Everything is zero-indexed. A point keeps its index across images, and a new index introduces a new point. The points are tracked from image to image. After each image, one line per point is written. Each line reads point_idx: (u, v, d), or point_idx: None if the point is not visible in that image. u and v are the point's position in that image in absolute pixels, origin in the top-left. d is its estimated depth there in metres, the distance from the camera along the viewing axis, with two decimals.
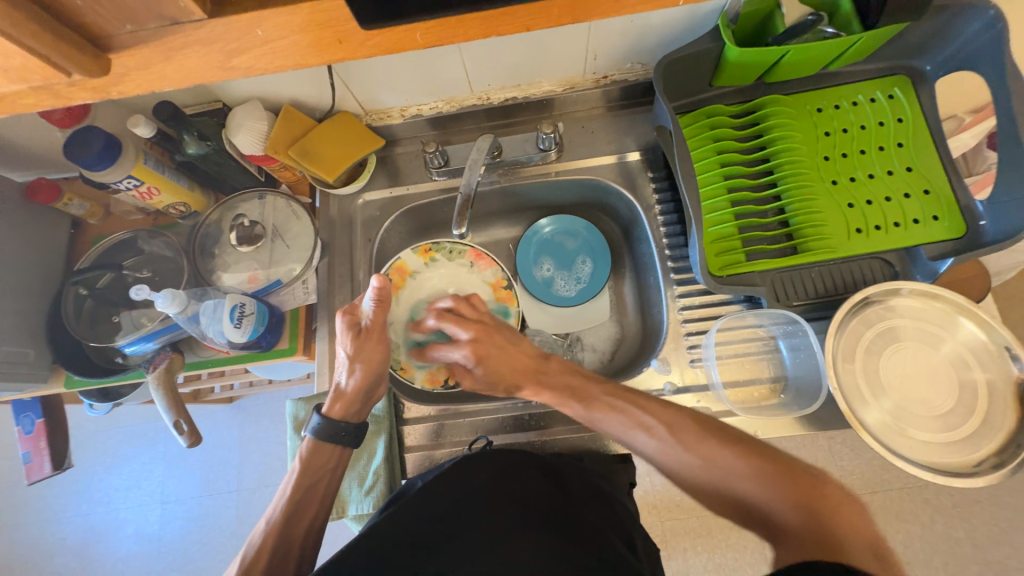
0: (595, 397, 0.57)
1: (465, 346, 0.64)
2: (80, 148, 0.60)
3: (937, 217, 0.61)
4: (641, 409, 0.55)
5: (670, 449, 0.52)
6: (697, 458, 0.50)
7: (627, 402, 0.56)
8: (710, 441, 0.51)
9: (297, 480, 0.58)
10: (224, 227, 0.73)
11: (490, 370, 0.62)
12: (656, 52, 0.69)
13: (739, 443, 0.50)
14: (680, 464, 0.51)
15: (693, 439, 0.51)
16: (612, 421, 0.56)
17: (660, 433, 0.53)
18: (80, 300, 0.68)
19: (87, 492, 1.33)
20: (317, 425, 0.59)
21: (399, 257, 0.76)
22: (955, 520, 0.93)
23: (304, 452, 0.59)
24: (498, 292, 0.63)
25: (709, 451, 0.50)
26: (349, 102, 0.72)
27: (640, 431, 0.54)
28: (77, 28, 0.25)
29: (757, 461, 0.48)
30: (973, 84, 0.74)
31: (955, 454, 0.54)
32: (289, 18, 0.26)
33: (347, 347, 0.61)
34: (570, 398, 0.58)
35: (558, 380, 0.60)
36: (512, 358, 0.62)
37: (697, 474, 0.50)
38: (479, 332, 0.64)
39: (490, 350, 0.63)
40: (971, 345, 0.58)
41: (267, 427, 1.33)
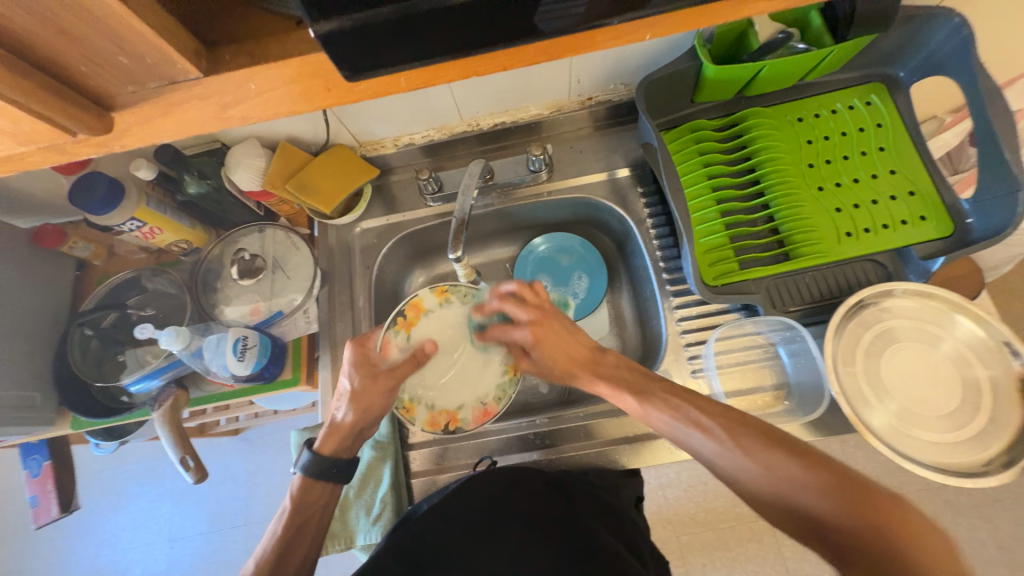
0: (654, 394, 0.53)
1: (524, 330, 0.61)
2: (85, 193, 0.62)
3: (925, 218, 0.62)
4: (700, 410, 0.50)
5: (727, 454, 0.46)
6: (759, 468, 0.44)
7: (685, 402, 0.51)
8: (777, 451, 0.44)
9: (289, 517, 0.57)
10: (225, 261, 0.74)
11: (547, 355, 0.61)
12: (638, 72, 0.71)
13: (807, 456, 0.43)
14: (742, 473, 0.45)
15: (756, 446, 0.45)
16: (666, 419, 0.52)
17: (717, 434, 0.47)
18: (85, 341, 0.69)
19: (93, 534, 1.31)
20: (307, 462, 0.58)
21: (416, 294, 0.70)
22: (976, 521, 0.91)
23: (294, 489, 0.59)
24: (535, 307, 0.61)
25: (774, 460, 0.44)
26: (344, 135, 0.75)
27: (695, 431, 0.49)
28: (82, 92, 0.27)
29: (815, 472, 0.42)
30: (949, 86, 0.76)
31: (964, 454, 0.54)
32: (280, 72, 0.27)
33: (352, 378, 0.61)
34: (627, 392, 0.55)
35: (616, 371, 0.57)
36: (569, 345, 0.60)
37: (762, 488, 0.44)
38: (541, 317, 0.61)
39: (549, 334, 0.60)
40: (970, 342, 0.58)
41: (273, 457, 1.32)
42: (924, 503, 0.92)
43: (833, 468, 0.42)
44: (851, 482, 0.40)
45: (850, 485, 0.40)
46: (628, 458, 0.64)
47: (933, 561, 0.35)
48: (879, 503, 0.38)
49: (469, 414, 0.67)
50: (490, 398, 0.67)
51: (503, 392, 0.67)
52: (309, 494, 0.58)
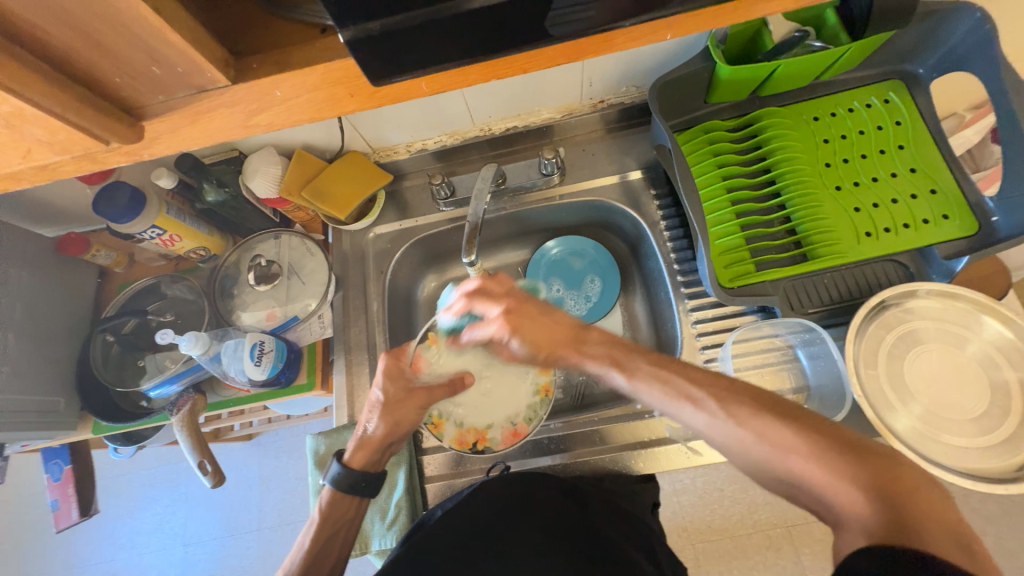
0: (638, 368, 0.49)
1: (498, 321, 0.56)
2: (108, 202, 0.63)
3: (947, 216, 0.61)
4: (689, 381, 0.46)
5: (719, 425, 0.43)
6: (753, 437, 0.41)
7: (672, 372, 0.47)
8: (769, 417, 0.41)
9: (317, 530, 0.57)
10: (242, 267, 0.75)
11: (529, 341, 0.55)
12: (650, 74, 0.71)
13: (800, 420, 0.40)
14: (736, 444, 0.42)
15: (747, 414, 0.42)
16: (655, 394, 0.47)
17: (709, 406, 0.44)
18: (107, 347, 0.70)
19: (111, 537, 1.33)
20: (337, 474, 0.59)
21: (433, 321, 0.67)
22: (1005, 530, 0.88)
23: (323, 503, 0.59)
24: (503, 295, 0.57)
25: (767, 428, 0.41)
26: (358, 141, 0.76)
27: (686, 405, 0.45)
28: (114, 102, 0.27)
29: (805, 434, 0.39)
30: (968, 83, 0.75)
31: (995, 459, 0.52)
32: (304, 78, 0.28)
33: (384, 388, 0.61)
34: (613, 368, 0.50)
35: (600, 347, 0.52)
36: (549, 328, 0.55)
37: (754, 458, 0.41)
38: (512, 304, 0.56)
39: (524, 321, 0.55)
40: (997, 343, 0.56)
41: (286, 462, 1.33)
42: None
43: (825, 429, 0.40)
44: (843, 443, 0.38)
45: (842, 444, 0.38)
46: (644, 464, 0.63)
47: (928, 517, 0.34)
48: (867, 457, 0.37)
49: (498, 433, 0.68)
50: (520, 419, 0.68)
51: (533, 413, 0.68)
52: (338, 508, 0.58)
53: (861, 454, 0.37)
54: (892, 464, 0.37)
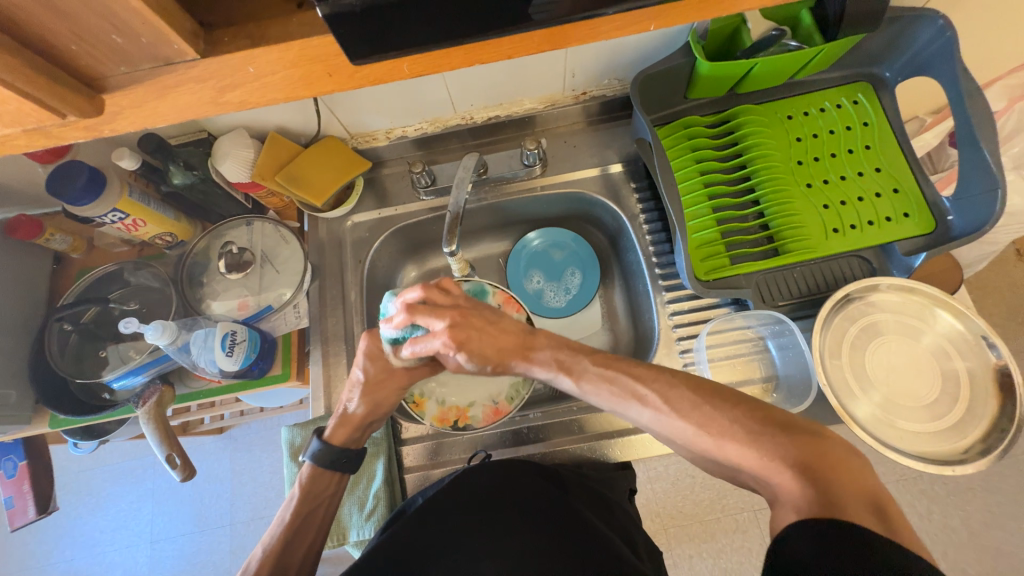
0: (585, 370, 0.51)
1: (442, 335, 0.53)
2: (64, 182, 0.59)
3: (908, 214, 0.64)
4: (634, 378, 0.49)
5: (663, 417, 0.45)
6: (693, 427, 0.43)
7: (617, 371, 0.50)
8: (705, 407, 0.44)
9: (297, 505, 0.56)
10: (212, 255, 0.72)
11: (475, 354, 0.54)
12: (632, 68, 0.71)
13: (738, 405, 0.43)
14: (677, 433, 0.44)
15: (686, 407, 0.44)
16: (603, 393, 0.50)
17: (652, 401, 0.46)
18: (64, 336, 0.66)
19: (71, 536, 1.27)
20: (317, 450, 0.58)
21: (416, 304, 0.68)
22: (951, 509, 0.94)
23: (305, 478, 0.58)
24: (448, 307, 0.55)
25: (704, 419, 0.43)
26: (334, 126, 0.73)
27: (631, 402, 0.48)
28: (73, 71, 0.26)
29: (746, 417, 0.42)
30: (931, 87, 0.79)
31: (944, 442, 0.56)
32: (279, 55, 0.27)
33: (365, 369, 0.61)
34: (560, 372, 0.53)
35: (547, 353, 0.54)
36: (497, 337, 0.55)
37: (697, 447, 0.44)
38: (456, 316, 0.54)
39: (471, 334, 0.54)
40: (950, 335, 0.60)
41: (260, 456, 1.30)
42: (902, 493, 0.94)
43: (761, 414, 0.42)
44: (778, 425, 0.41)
45: (777, 424, 0.41)
46: (620, 451, 0.65)
47: (869, 493, 0.36)
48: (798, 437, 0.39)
49: (479, 411, 0.67)
50: (502, 398, 0.68)
51: (516, 392, 0.68)
52: (320, 482, 0.57)
53: (793, 433, 0.40)
54: (821, 443, 0.39)
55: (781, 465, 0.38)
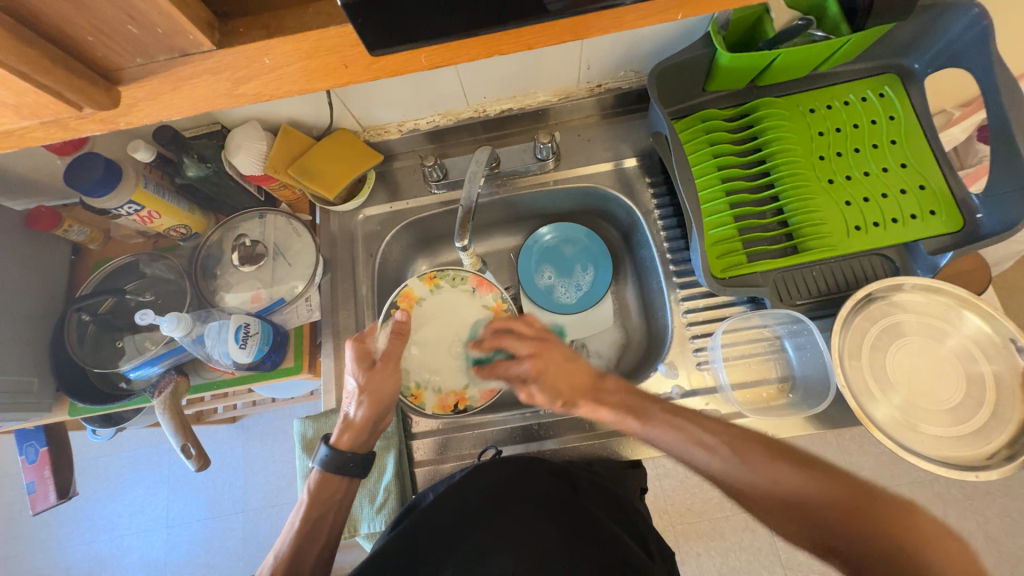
0: (654, 415, 0.55)
1: (526, 361, 0.63)
2: (81, 173, 0.60)
3: (934, 212, 0.62)
4: (703, 429, 0.53)
5: (734, 468, 0.49)
6: (768, 481, 0.48)
7: (685, 420, 0.54)
8: (781, 464, 0.48)
9: (307, 510, 0.58)
10: (225, 247, 0.73)
11: (550, 387, 0.61)
12: (650, 59, 0.70)
13: (814, 468, 0.47)
14: (750, 484, 0.48)
15: (758, 460, 0.49)
16: (670, 439, 0.54)
17: (721, 451, 0.51)
18: (83, 326, 0.67)
19: (91, 520, 1.31)
20: (325, 457, 0.59)
21: (405, 285, 0.72)
22: (968, 513, 0.92)
23: (312, 484, 0.60)
24: (532, 339, 0.64)
25: (779, 473, 0.48)
26: (347, 119, 0.73)
27: (699, 450, 0.51)
28: (89, 63, 0.25)
29: (823, 481, 0.46)
30: (961, 79, 0.76)
31: (967, 447, 0.54)
32: (295, 45, 0.26)
33: (357, 376, 0.62)
34: (630, 415, 0.57)
35: (618, 397, 0.59)
36: (571, 374, 0.61)
37: (769, 498, 0.48)
38: (540, 347, 0.63)
39: (548, 366, 0.62)
40: (976, 338, 0.58)
41: (272, 445, 1.32)
42: (917, 495, 0.92)
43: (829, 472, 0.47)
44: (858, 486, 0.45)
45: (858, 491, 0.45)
46: (632, 450, 0.64)
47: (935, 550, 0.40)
48: (883, 506, 0.43)
49: (476, 391, 0.69)
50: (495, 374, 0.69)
51: None
52: (326, 488, 0.59)
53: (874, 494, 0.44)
54: (907, 512, 0.42)
55: (865, 529, 0.42)
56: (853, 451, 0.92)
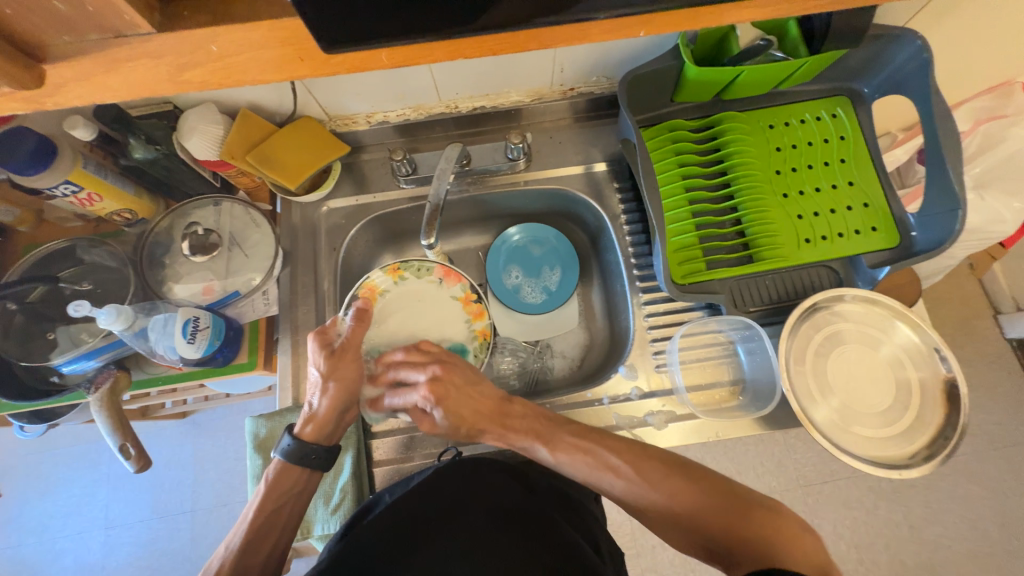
0: (561, 441, 0.57)
1: (422, 388, 0.60)
2: (8, 150, 0.55)
3: (875, 229, 0.66)
4: (609, 451, 0.55)
5: (634, 487, 0.53)
6: (663, 496, 0.52)
7: (592, 444, 0.56)
8: (675, 478, 0.53)
9: (262, 502, 0.55)
10: (175, 235, 0.69)
11: (452, 413, 0.60)
12: (620, 67, 0.71)
13: (702, 480, 0.52)
14: (647, 501, 0.53)
15: (657, 476, 0.53)
16: (578, 464, 0.56)
17: (625, 472, 0.54)
18: (7, 316, 0.61)
19: (18, 521, 1.22)
20: (288, 446, 0.57)
21: (368, 278, 0.71)
22: (895, 504, 1.00)
23: (271, 474, 0.57)
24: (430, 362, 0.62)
25: (674, 487, 0.52)
26: (312, 107, 0.70)
27: (606, 474, 0.54)
28: (8, 37, 0.23)
29: (711, 493, 0.51)
30: (904, 105, 0.81)
31: (893, 447, 0.59)
32: (247, 34, 0.25)
33: (320, 366, 0.60)
34: (536, 441, 0.58)
35: (525, 423, 0.59)
36: (473, 401, 0.60)
37: (668, 512, 0.52)
38: (438, 370, 0.61)
39: (449, 391, 0.60)
40: (906, 346, 0.63)
41: (224, 442, 1.26)
42: (851, 488, 0.99)
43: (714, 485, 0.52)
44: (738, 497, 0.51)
45: (737, 502, 0.50)
46: None
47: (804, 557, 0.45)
48: (754, 514, 0.49)
49: None
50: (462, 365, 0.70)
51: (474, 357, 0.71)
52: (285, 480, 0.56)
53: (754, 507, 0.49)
54: (775, 517, 0.48)
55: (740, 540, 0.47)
56: (799, 449, 0.99)
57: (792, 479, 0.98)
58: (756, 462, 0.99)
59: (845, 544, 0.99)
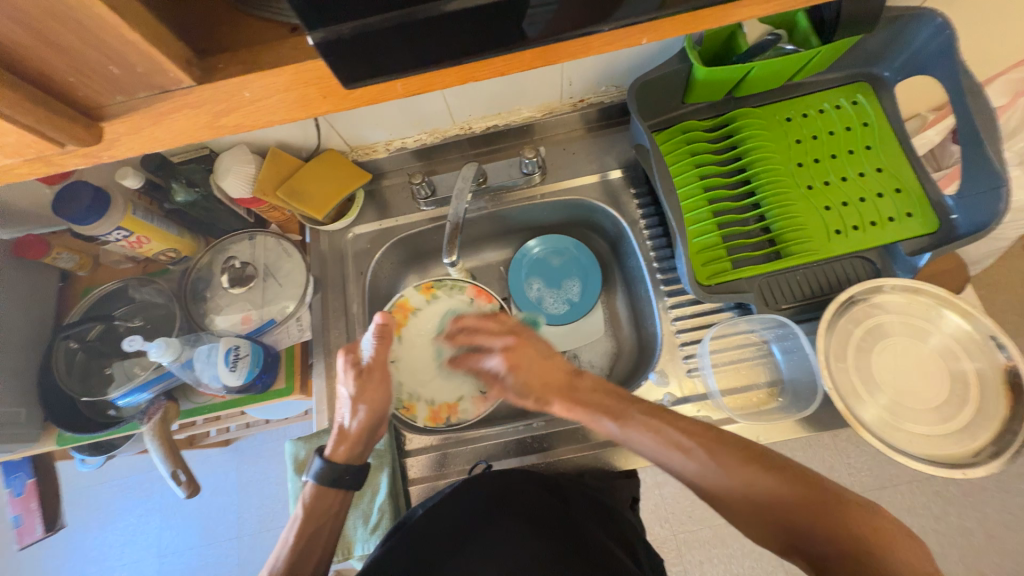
0: (633, 417, 0.55)
1: (499, 356, 0.62)
2: (69, 202, 0.60)
3: (910, 214, 0.63)
4: (681, 431, 0.52)
5: (706, 472, 0.50)
6: (737, 483, 0.48)
7: (662, 423, 0.54)
8: (752, 466, 0.49)
9: (302, 525, 0.57)
10: (215, 270, 0.73)
11: (523, 380, 0.60)
12: (629, 74, 0.71)
13: (779, 468, 0.48)
14: (720, 487, 0.49)
15: (734, 463, 0.49)
16: (647, 441, 0.53)
17: (698, 455, 0.51)
18: (71, 354, 0.67)
19: (82, 551, 1.28)
20: (319, 469, 0.58)
21: (402, 294, 0.74)
22: (967, 509, 0.92)
23: (307, 496, 0.59)
24: (506, 332, 0.63)
25: (751, 476, 0.48)
26: (335, 139, 0.74)
27: (675, 453, 0.51)
28: (70, 102, 0.26)
29: (797, 485, 0.47)
30: (931, 85, 0.78)
31: (954, 445, 0.55)
32: (274, 79, 0.27)
33: (350, 385, 0.62)
34: (605, 416, 0.56)
35: (593, 397, 0.58)
36: (546, 370, 0.60)
37: (743, 502, 0.48)
38: (516, 340, 0.62)
39: (525, 359, 0.61)
40: (956, 336, 0.59)
41: (266, 467, 1.30)
42: (916, 494, 0.92)
43: (799, 475, 0.48)
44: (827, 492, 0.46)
45: (824, 496, 0.46)
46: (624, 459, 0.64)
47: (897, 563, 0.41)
48: (846, 508, 0.44)
49: (469, 404, 0.70)
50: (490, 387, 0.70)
51: None
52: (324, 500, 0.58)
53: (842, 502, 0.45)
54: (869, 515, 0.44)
55: (820, 533, 0.44)
56: (851, 453, 0.93)
57: (847, 485, 0.92)
58: (805, 467, 0.94)
59: None
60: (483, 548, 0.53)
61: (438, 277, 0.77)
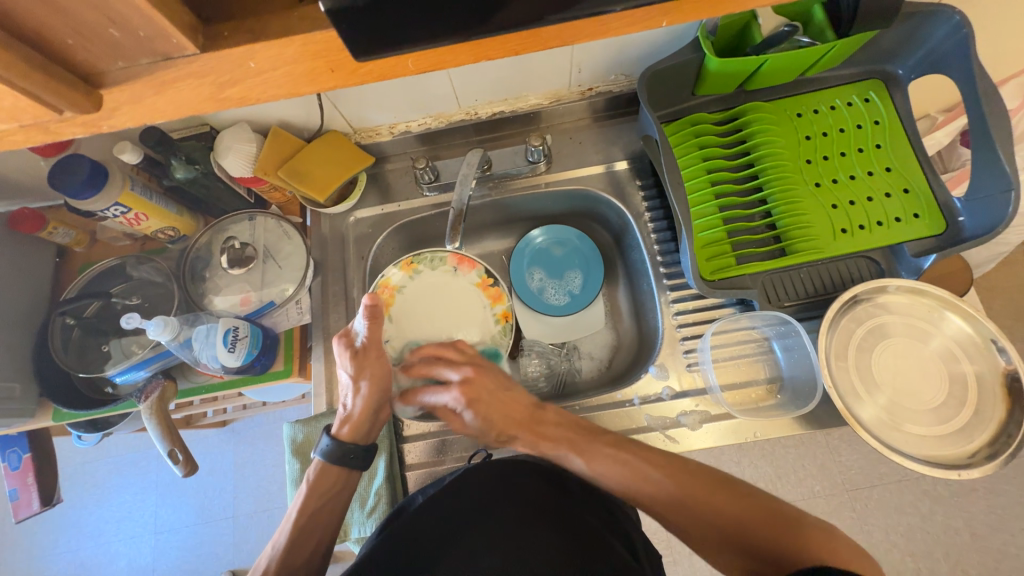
0: (598, 452, 0.56)
1: (453, 391, 0.61)
2: (66, 175, 0.59)
3: (917, 215, 0.63)
4: (647, 463, 0.54)
5: (676, 497, 0.52)
6: (710, 508, 0.50)
7: (630, 454, 0.55)
8: (721, 493, 0.51)
9: (305, 503, 0.57)
10: (214, 250, 0.72)
11: (482, 415, 0.61)
12: (639, 63, 0.70)
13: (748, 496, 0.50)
14: (693, 508, 0.51)
15: (703, 488, 0.52)
16: (613, 474, 0.55)
17: (668, 480, 0.53)
18: (67, 330, 0.66)
19: (77, 527, 1.29)
20: (327, 447, 0.59)
21: (383, 274, 0.72)
22: (954, 510, 0.94)
23: (310, 477, 0.59)
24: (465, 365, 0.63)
25: (721, 500, 0.50)
26: (337, 120, 0.73)
27: (645, 485, 0.53)
28: (68, 67, 0.25)
29: (763, 504, 0.49)
30: (943, 84, 0.77)
31: (949, 446, 0.55)
32: (282, 49, 0.26)
33: (348, 368, 0.62)
34: (570, 451, 0.57)
35: (559, 431, 0.59)
36: (505, 405, 0.61)
37: (713, 527, 0.50)
38: (473, 373, 0.62)
39: (482, 394, 0.61)
40: (958, 338, 0.59)
41: (262, 449, 1.30)
42: (904, 493, 0.94)
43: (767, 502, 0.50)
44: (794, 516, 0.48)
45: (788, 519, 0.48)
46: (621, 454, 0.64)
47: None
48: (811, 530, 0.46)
49: None
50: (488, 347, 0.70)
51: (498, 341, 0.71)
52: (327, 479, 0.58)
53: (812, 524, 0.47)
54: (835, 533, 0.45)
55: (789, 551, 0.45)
56: (843, 452, 0.94)
57: (838, 483, 0.94)
58: (797, 464, 0.95)
59: (898, 552, 0.93)
60: (481, 535, 0.53)
61: (416, 252, 0.75)
